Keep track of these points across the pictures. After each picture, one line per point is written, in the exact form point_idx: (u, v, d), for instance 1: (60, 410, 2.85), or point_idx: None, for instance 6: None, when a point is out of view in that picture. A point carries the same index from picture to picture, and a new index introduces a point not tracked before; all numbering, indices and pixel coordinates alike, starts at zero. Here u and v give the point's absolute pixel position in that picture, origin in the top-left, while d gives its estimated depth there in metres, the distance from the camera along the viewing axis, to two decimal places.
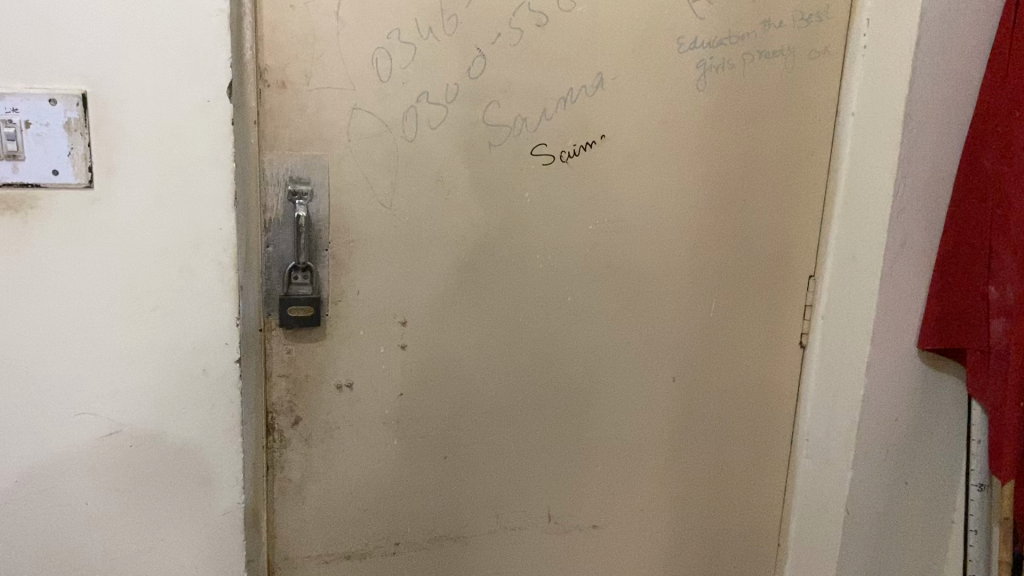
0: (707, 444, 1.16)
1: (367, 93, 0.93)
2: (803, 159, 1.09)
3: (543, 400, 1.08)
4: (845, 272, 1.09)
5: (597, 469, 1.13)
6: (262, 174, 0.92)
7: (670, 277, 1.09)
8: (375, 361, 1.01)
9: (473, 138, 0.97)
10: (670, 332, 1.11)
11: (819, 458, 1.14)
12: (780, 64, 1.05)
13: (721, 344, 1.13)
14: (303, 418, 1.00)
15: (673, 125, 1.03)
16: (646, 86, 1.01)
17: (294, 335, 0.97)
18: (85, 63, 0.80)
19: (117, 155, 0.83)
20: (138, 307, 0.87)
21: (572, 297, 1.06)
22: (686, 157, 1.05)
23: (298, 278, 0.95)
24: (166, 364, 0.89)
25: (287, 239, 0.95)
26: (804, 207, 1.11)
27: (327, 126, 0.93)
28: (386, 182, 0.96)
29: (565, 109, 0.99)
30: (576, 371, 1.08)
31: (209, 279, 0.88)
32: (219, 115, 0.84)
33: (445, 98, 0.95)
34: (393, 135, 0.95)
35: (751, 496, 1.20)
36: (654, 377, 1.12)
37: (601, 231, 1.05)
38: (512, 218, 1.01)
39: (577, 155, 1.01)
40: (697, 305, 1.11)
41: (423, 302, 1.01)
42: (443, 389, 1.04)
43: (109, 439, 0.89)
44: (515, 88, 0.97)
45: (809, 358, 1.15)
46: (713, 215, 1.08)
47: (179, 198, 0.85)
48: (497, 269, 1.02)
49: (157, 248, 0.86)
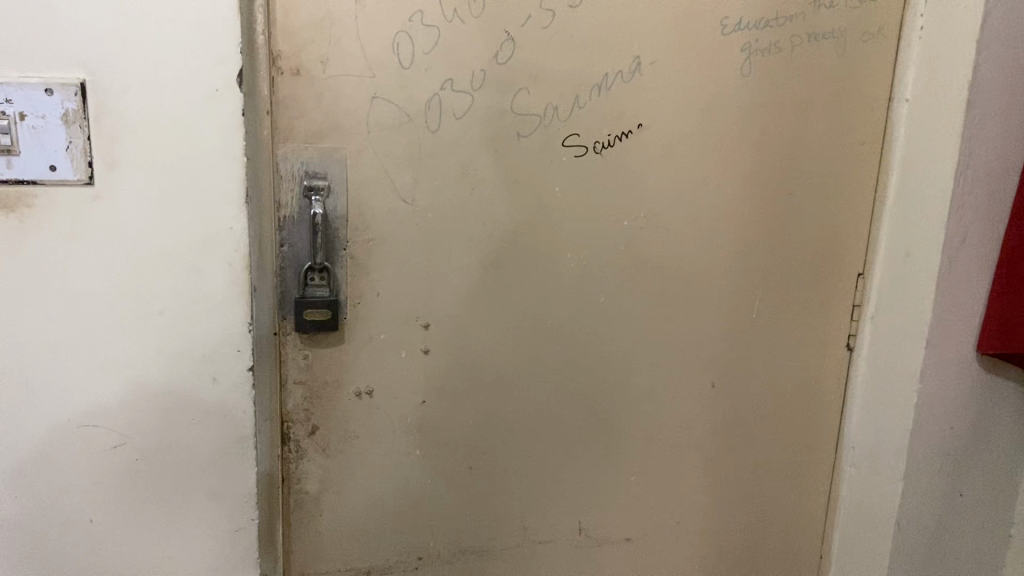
0: (747, 453, 1.10)
1: (387, 80, 0.86)
2: (853, 149, 1.02)
3: (574, 408, 1.02)
4: (897, 271, 1.02)
5: (630, 481, 1.07)
6: (276, 168, 0.86)
7: (710, 277, 1.02)
8: (396, 366, 0.95)
9: (501, 128, 0.91)
10: (709, 335, 1.04)
11: (867, 468, 1.08)
12: (830, 47, 0.97)
13: (764, 346, 1.06)
14: (321, 427, 0.94)
15: (715, 114, 0.96)
16: (686, 71, 0.94)
17: (311, 339, 0.91)
18: (85, 49, 0.74)
19: (120, 149, 0.76)
20: (144, 311, 0.81)
21: (605, 297, 0.99)
22: (729, 147, 0.98)
23: (315, 279, 0.89)
24: (174, 372, 0.83)
25: (303, 237, 0.89)
26: (853, 201, 1.04)
27: (345, 116, 0.86)
28: (407, 176, 0.89)
29: (599, 97, 0.92)
30: (609, 377, 1.02)
31: (220, 281, 0.82)
32: (230, 105, 0.78)
33: (471, 85, 0.89)
34: (416, 126, 0.88)
35: (793, 504, 1.13)
36: (691, 383, 1.05)
37: (637, 228, 0.98)
38: (542, 213, 0.94)
39: (611, 146, 0.94)
40: (737, 306, 1.04)
41: (446, 303, 0.94)
42: (468, 396, 0.98)
43: (114, 451, 0.84)
44: (547, 73, 0.90)
45: (855, 361, 1.09)
46: (755, 210, 1.01)
47: (187, 194, 0.79)
48: (526, 269, 0.96)
49: (164, 248, 0.80)
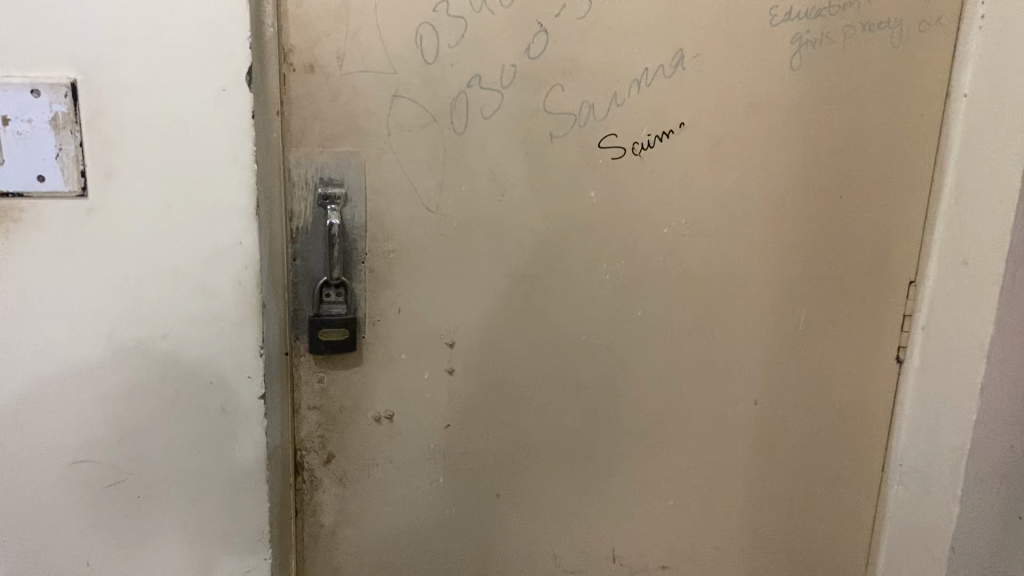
0: (790, 473, 1.03)
1: (410, 77, 0.78)
2: (907, 148, 0.94)
3: (608, 429, 0.95)
4: (954, 279, 0.94)
5: (667, 506, 1.00)
6: (288, 175, 0.79)
7: (753, 287, 0.94)
8: (418, 388, 0.87)
9: (533, 128, 0.83)
10: (752, 349, 0.97)
11: (917, 488, 1.01)
12: (884, 38, 0.90)
13: (809, 360, 0.99)
14: (337, 455, 0.87)
15: (761, 112, 0.89)
16: (731, 65, 0.86)
17: (326, 360, 0.84)
18: (75, 44, 0.66)
19: (116, 156, 0.68)
20: (145, 335, 0.73)
21: (642, 311, 0.92)
22: (776, 146, 0.90)
23: (331, 295, 0.81)
24: (178, 401, 0.75)
25: (319, 250, 0.81)
26: (907, 204, 0.96)
27: (363, 117, 0.78)
28: (430, 182, 0.82)
29: (639, 93, 0.85)
30: (645, 395, 0.95)
31: (229, 302, 0.74)
32: (238, 106, 0.69)
33: (500, 82, 0.81)
34: (440, 127, 0.80)
35: (837, 527, 1.06)
36: (732, 400, 0.98)
37: (677, 235, 0.90)
38: (576, 221, 0.87)
39: (651, 147, 0.87)
40: (782, 318, 0.96)
41: (473, 319, 0.87)
42: (495, 420, 0.90)
43: (112, 489, 0.76)
44: (582, 68, 0.83)
45: (905, 375, 1.02)
46: (803, 215, 0.94)
47: (191, 206, 0.71)
48: (558, 281, 0.88)
49: (166, 266, 0.72)
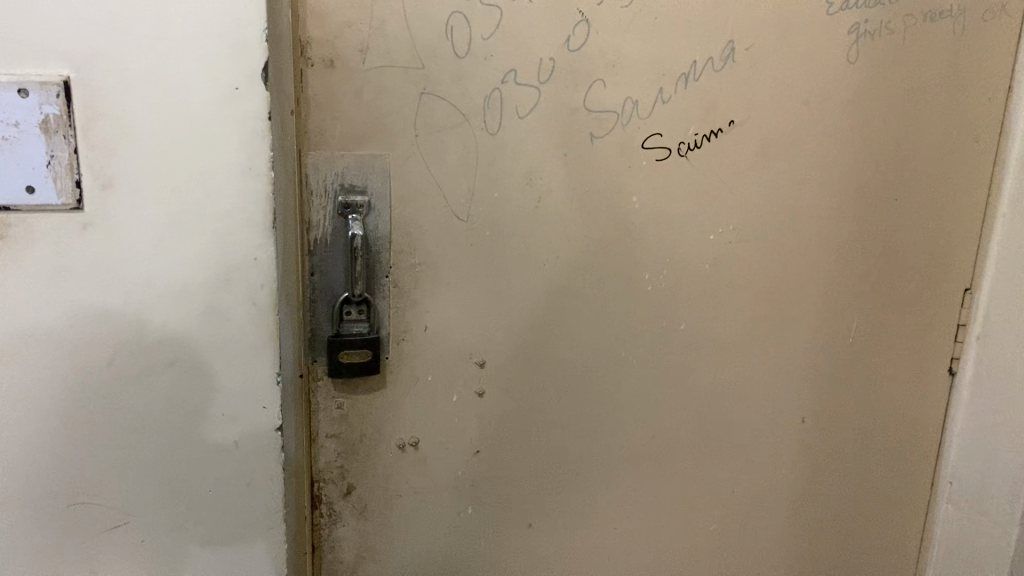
0: (838, 495, 0.96)
1: (440, 73, 0.71)
2: (967, 147, 0.87)
3: (648, 453, 0.88)
4: (1014, 287, 0.88)
5: (708, 531, 0.93)
6: (305, 182, 0.71)
7: (803, 298, 0.88)
8: (446, 412, 0.80)
9: (573, 128, 0.75)
10: (801, 363, 0.90)
11: (970, 506, 0.95)
12: (948, 28, 0.83)
13: (860, 375, 0.92)
14: (358, 486, 0.80)
15: (816, 108, 0.82)
16: (785, 58, 0.79)
17: (346, 384, 0.76)
18: (68, 37, 0.58)
19: (116, 164, 0.61)
20: (148, 363, 0.65)
21: (686, 324, 0.85)
22: (830, 146, 0.83)
23: (352, 312, 0.74)
24: (186, 434, 0.67)
25: (338, 264, 0.73)
26: (965, 207, 0.90)
27: (388, 116, 0.71)
28: (461, 188, 0.74)
29: (687, 89, 0.77)
30: (688, 415, 0.88)
31: (242, 325, 0.66)
32: (253, 106, 0.62)
33: (538, 77, 0.73)
34: (472, 127, 0.73)
35: (885, 547, 1.00)
36: (779, 417, 0.91)
37: (725, 242, 0.83)
38: (617, 229, 0.80)
39: (698, 147, 0.79)
40: (832, 330, 0.90)
41: (505, 337, 0.80)
42: (528, 445, 0.84)
43: (114, 533, 0.68)
44: (626, 62, 0.75)
45: (957, 387, 0.96)
46: (857, 219, 0.87)
47: (200, 218, 0.63)
48: (596, 294, 0.81)
49: (173, 287, 0.64)
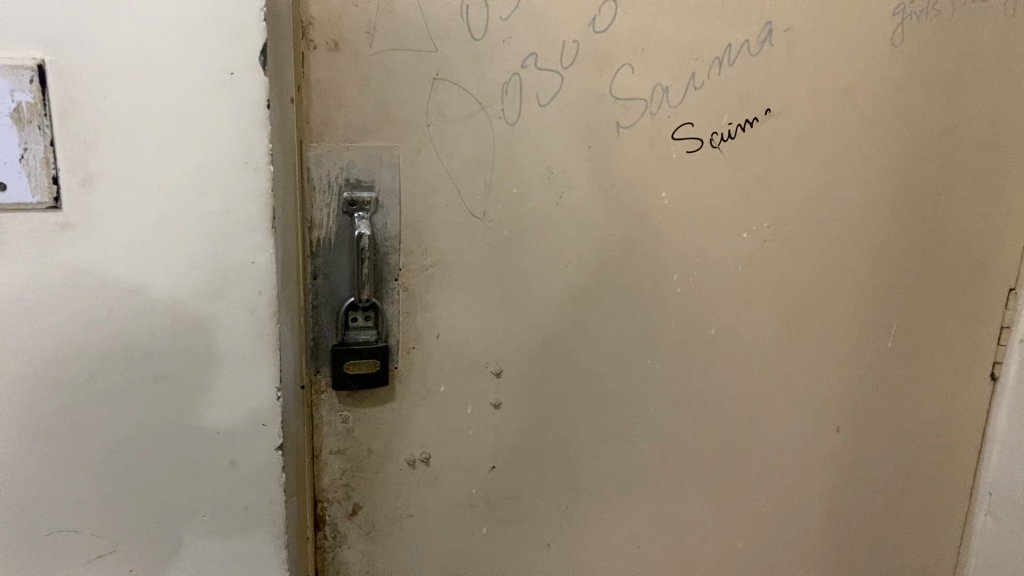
0: (873, 508, 0.91)
1: (454, 56, 0.64)
2: (1015, 137, 0.81)
3: (674, 467, 0.82)
4: None
5: (736, 548, 0.88)
6: (307, 177, 0.65)
7: (840, 300, 0.82)
8: (459, 425, 0.74)
9: (598, 117, 0.69)
10: (836, 369, 0.84)
11: (1012, 520, 0.90)
12: (999, 8, 0.76)
13: (898, 382, 0.87)
14: (364, 505, 0.74)
15: (858, 96, 0.75)
16: (826, 41, 0.73)
17: (352, 396, 0.70)
18: (42, 17, 0.51)
19: (98, 158, 0.54)
20: (136, 377, 0.59)
21: (716, 329, 0.79)
22: (872, 137, 0.77)
23: (359, 319, 0.68)
24: (178, 455, 0.61)
25: (344, 267, 0.67)
26: (1012, 202, 0.84)
27: (398, 105, 0.65)
28: (476, 183, 0.68)
29: (721, 74, 0.71)
30: (717, 426, 0.82)
31: (238, 336, 0.60)
32: (250, 93, 0.56)
33: (561, 62, 0.67)
34: (489, 116, 0.67)
35: (920, 561, 0.95)
36: (812, 427, 0.85)
37: (759, 241, 0.77)
38: (644, 228, 0.74)
39: (732, 138, 0.73)
40: (869, 334, 0.84)
41: (523, 344, 0.74)
42: (547, 460, 0.78)
43: (100, 563, 0.62)
44: (657, 45, 0.69)
45: (999, 394, 0.90)
46: (899, 216, 0.81)
47: (192, 217, 0.57)
48: (620, 298, 0.75)
49: (162, 295, 0.58)
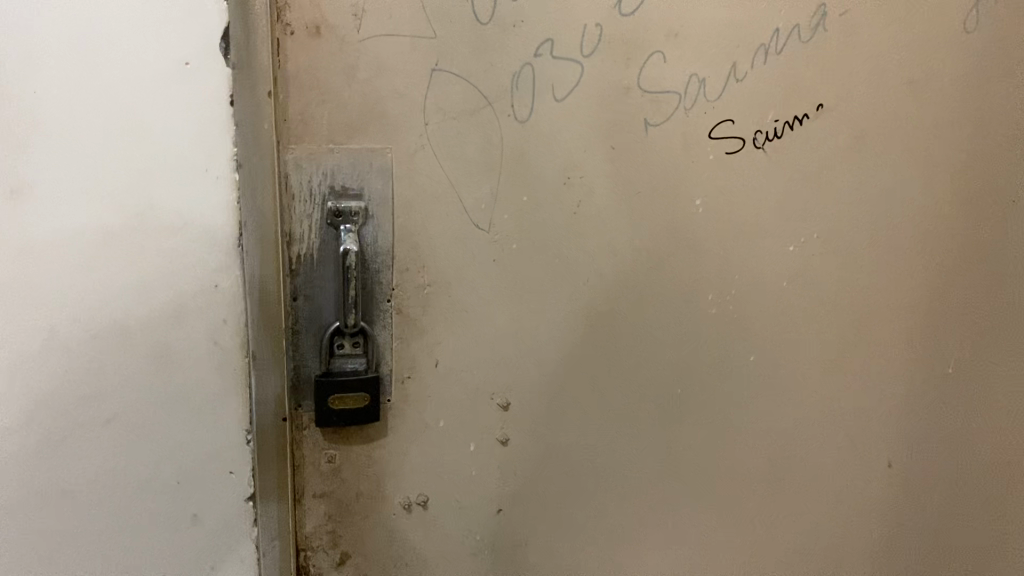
0: (925, 553, 0.81)
1: (456, 43, 0.55)
2: None
3: (704, 507, 0.73)
4: None
5: None
6: (285, 185, 0.56)
7: (895, 322, 0.72)
8: (461, 465, 0.66)
9: (623, 113, 0.60)
10: (889, 398, 0.75)
11: None
12: None
13: (958, 412, 0.77)
14: (353, 553, 0.66)
15: (923, 90, 0.66)
16: (889, 26, 0.63)
17: (339, 433, 0.62)
18: None
19: (26, 164, 0.44)
20: (77, 422, 0.48)
21: (755, 355, 0.69)
22: (938, 138, 0.67)
23: (346, 346, 0.59)
24: (129, 512, 0.50)
25: (328, 287, 0.59)
26: None
27: (390, 100, 0.56)
28: (482, 190, 0.59)
29: (766, 64, 0.61)
30: (753, 462, 0.73)
31: (200, 370, 0.50)
32: (211, 85, 0.46)
33: (581, 49, 0.58)
34: (497, 113, 0.57)
35: None
36: (860, 462, 0.76)
37: (807, 255, 0.68)
38: (675, 242, 0.64)
39: (778, 138, 0.63)
40: (928, 361, 0.74)
41: (533, 373, 0.65)
42: (560, 503, 0.69)
43: None
44: (693, 30, 0.59)
45: None
46: (964, 228, 0.71)
47: (141, 231, 0.46)
48: (646, 320, 0.66)
49: (107, 322, 0.47)
